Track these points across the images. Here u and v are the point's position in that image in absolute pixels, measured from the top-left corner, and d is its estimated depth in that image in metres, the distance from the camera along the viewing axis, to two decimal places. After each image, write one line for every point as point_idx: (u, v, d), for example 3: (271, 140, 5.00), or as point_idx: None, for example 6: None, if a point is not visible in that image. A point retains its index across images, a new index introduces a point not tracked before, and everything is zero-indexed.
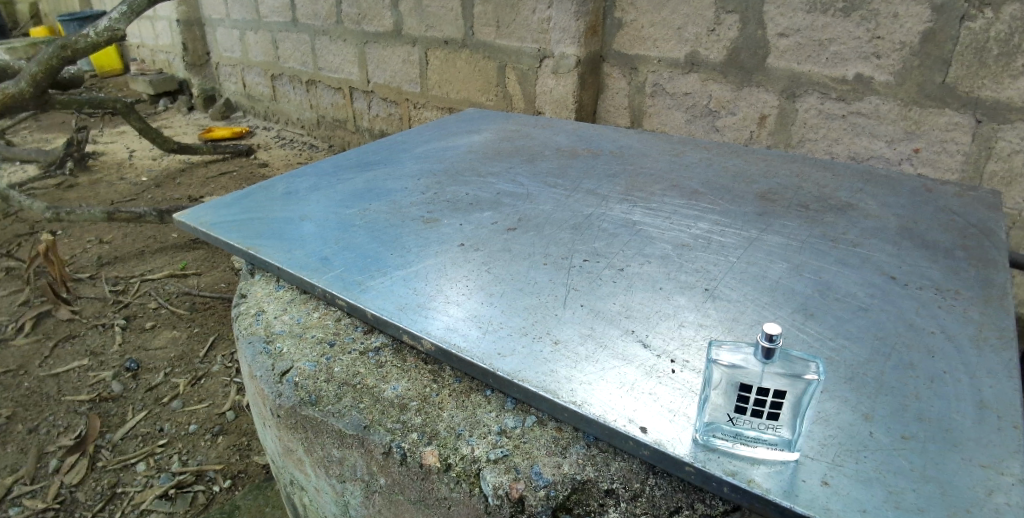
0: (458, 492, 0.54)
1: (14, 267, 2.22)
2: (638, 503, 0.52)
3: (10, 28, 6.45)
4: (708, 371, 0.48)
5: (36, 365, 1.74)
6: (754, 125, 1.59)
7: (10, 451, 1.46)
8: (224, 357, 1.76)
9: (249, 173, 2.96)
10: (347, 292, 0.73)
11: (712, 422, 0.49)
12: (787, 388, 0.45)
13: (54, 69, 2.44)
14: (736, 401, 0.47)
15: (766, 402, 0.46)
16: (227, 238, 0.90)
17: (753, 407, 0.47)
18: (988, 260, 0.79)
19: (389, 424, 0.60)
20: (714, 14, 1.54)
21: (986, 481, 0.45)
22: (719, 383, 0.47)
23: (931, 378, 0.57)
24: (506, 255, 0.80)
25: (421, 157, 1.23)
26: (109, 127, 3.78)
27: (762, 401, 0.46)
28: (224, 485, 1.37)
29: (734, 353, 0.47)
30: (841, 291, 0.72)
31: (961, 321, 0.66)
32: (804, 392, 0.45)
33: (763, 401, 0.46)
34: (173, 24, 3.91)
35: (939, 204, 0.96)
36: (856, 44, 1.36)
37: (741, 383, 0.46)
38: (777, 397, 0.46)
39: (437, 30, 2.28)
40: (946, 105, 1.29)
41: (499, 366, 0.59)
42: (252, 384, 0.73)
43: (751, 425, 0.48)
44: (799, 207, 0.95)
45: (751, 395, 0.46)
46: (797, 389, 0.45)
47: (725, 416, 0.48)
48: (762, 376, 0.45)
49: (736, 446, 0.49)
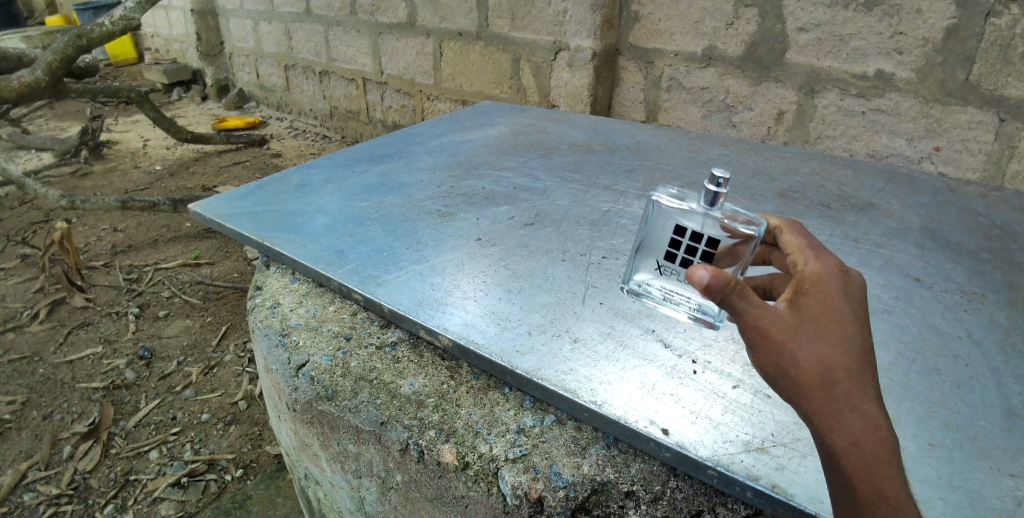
0: (475, 490, 0.54)
1: (29, 254, 2.24)
2: (659, 505, 0.51)
3: (25, 16, 6.51)
4: (648, 216, 0.55)
5: (50, 352, 1.76)
6: (771, 121, 1.56)
7: (25, 438, 1.48)
8: (236, 347, 1.78)
9: (262, 164, 2.97)
10: (363, 286, 0.73)
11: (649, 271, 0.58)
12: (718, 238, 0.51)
13: (69, 58, 2.46)
14: (668, 248, 0.55)
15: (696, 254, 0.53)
16: (243, 231, 0.90)
17: (682, 258, 0.54)
18: (1015, 264, 0.77)
19: (406, 421, 0.60)
20: (732, 8, 1.51)
21: (1015, 492, 0.45)
22: (659, 228, 0.55)
23: (958, 384, 0.56)
24: (523, 251, 0.79)
25: (436, 150, 1.22)
26: (124, 116, 3.80)
27: (694, 248, 0.53)
28: (236, 475, 1.38)
29: (676, 200, 0.52)
30: (864, 293, 0.70)
31: (987, 325, 0.65)
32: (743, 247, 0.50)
33: (693, 252, 0.53)
34: (187, 14, 3.91)
35: (963, 204, 0.94)
36: (877, 40, 1.33)
37: (678, 224, 0.53)
38: (711, 247, 0.52)
39: (451, 22, 2.26)
40: (968, 103, 1.26)
41: (517, 364, 0.59)
42: (268, 378, 0.73)
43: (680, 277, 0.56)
44: (820, 206, 0.94)
45: (683, 243, 0.53)
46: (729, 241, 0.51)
47: (655, 263, 0.57)
48: (703, 222, 0.51)
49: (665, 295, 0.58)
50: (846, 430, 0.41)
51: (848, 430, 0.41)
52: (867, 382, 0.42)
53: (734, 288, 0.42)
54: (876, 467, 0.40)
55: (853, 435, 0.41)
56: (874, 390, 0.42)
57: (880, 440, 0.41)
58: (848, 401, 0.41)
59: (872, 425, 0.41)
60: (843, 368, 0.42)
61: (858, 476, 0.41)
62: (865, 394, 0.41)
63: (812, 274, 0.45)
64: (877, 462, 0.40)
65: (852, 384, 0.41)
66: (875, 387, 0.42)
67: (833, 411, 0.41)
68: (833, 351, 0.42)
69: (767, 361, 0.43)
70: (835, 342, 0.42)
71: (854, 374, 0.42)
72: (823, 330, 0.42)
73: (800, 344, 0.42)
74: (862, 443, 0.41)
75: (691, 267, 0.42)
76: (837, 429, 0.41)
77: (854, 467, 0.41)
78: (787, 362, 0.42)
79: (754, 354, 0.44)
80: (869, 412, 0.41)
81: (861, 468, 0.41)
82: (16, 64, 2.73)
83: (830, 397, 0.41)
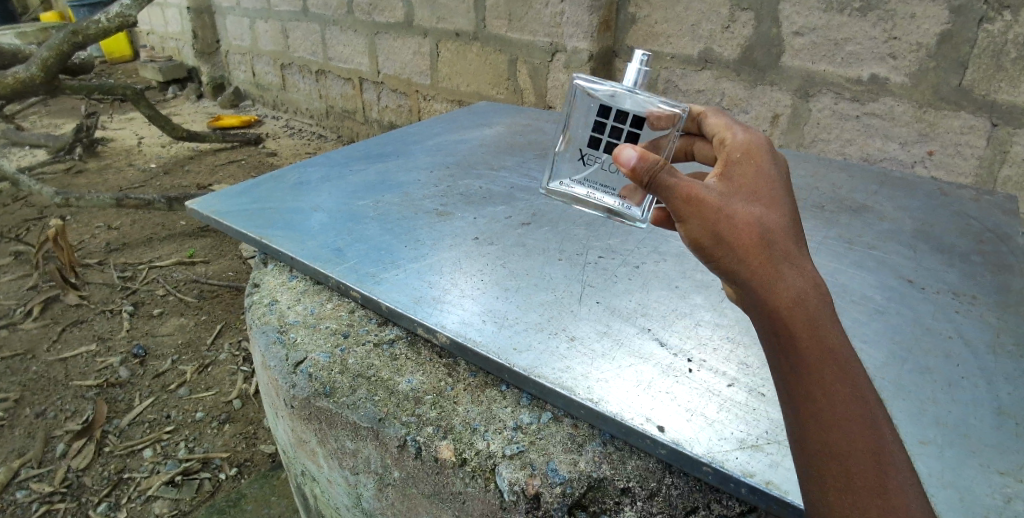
0: (473, 487, 0.54)
1: (23, 251, 2.23)
2: (654, 502, 0.52)
3: (20, 13, 6.48)
4: (575, 104, 0.66)
5: (44, 349, 1.76)
6: (766, 124, 1.57)
7: (18, 436, 1.47)
8: (231, 345, 1.77)
9: (258, 163, 2.96)
10: (361, 284, 0.73)
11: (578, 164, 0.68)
12: (639, 116, 0.62)
13: (65, 54, 2.45)
14: (593, 131, 0.65)
15: (618, 133, 0.63)
16: (240, 228, 0.90)
17: (606, 139, 0.64)
18: (1006, 266, 0.78)
19: (404, 418, 0.60)
20: (729, 12, 1.53)
21: (1004, 488, 0.46)
22: (585, 114, 0.65)
23: (949, 383, 0.57)
24: (521, 250, 0.80)
25: (433, 149, 1.23)
26: (118, 113, 3.78)
27: (619, 126, 0.63)
28: (230, 473, 1.38)
29: (601, 85, 0.64)
30: (857, 293, 0.71)
31: (978, 326, 0.65)
32: (660, 125, 0.61)
33: (616, 132, 0.63)
34: (183, 12, 3.90)
35: (955, 207, 0.95)
36: (871, 45, 1.35)
37: (601, 105, 0.64)
38: (632, 126, 0.62)
39: (448, 22, 2.27)
40: (961, 108, 1.28)
41: (515, 362, 0.59)
42: (266, 375, 0.73)
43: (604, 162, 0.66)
44: (814, 207, 0.95)
45: (607, 125, 0.64)
46: (647, 119, 0.61)
47: (579, 153, 0.67)
48: (627, 101, 0.62)
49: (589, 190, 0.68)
50: (787, 284, 0.41)
51: (789, 284, 0.41)
52: (797, 242, 0.43)
53: (655, 163, 0.45)
54: (816, 320, 0.40)
55: (794, 289, 0.41)
56: (805, 249, 0.43)
57: (817, 294, 0.41)
58: (784, 256, 0.42)
59: (808, 279, 0.41)
60: (774, 226, 0.42)
61: (800, 333, 0.40)
62: (796, 249, 0.42)
63: (741, 155, 0.49)
64: (817, 316, 0.40)
65: (784, 240, 0.42)
66: (805, 248, 0.43)
67: (772, 267, 0.41)
68: (763, 212, 0.43)
69: (700, 228, 0.43)
70: (762, 207, 0.44)
71: (784, 232, 0.43)
72: (749, 196, 0.44)
73: (731, 205, 0.43)
74: (803, 296, 0.41)
75: (619, 151, 0.47)
76: (779, 285, 0.41)
77: (797, 322, 0.40)
78: (723, 225, 0.42)
79: (687, 225, 0.44)
80: (806, 270, 0.42)
81: (802, 323, 0.40)
82: (11, 60, 2.71)
83: (767, 253, 0.41)
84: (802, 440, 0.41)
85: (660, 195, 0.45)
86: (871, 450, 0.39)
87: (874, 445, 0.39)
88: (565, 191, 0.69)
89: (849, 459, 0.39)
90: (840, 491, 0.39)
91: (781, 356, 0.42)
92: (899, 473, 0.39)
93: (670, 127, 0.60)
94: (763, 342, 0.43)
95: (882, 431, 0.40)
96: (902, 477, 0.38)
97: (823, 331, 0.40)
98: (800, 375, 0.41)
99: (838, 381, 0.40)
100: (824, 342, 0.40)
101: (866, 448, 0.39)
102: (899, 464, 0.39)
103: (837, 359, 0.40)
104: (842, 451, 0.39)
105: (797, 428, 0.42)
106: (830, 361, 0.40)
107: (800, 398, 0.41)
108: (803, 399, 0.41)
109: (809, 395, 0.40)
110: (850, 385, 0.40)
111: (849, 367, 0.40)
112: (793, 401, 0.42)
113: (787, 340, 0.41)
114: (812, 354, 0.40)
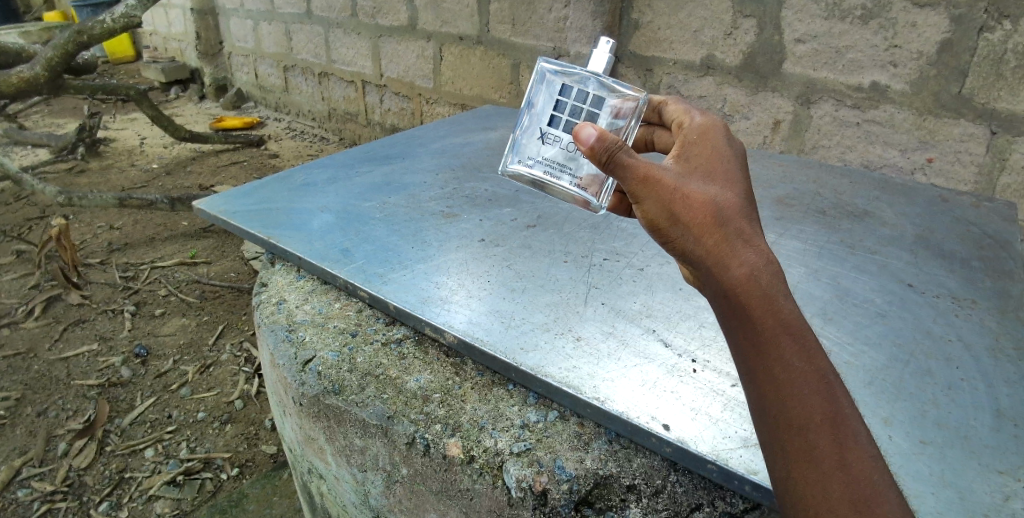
0: (481, 483, 0.55)
1: (24, 250, 2.23)
2: (659, 499, 0.53)
3: (23, 12, 6.50)
4: (536, 82, 0.64)
5: (46, 349, 1.76)
6: (768, 130, 1.58)
7: (20, 434, 1.48)
8: (233, 346, 1.78)
9: (260, 164, 2.97)
10: (368, 284, 0.74)
11: (538, 146, 0.65)
12: (600, 99, 0.61)
13: (69, 54, 2.46)
14: (553, 110, 0.63)
15: (579, 113, 0.61)
16: (248, 227, 0.91)
17: (566, 118, 0.62)
18: (1004, 271, 0.79)
19: (412, 415, 0.61)
20: (731, 19, 1.54)
21: (1003, 487, 0.47)
22: (546, 92, 0.63)
23: (949, 386, 0.58)
24: (527, 252, 0.81)
25: (438, 152, 1.24)
26: (121, 113, 3.79)
27: (583, 107, 0.61)
28: (232, 473, 1.38)
29: (563, 68, 0.62)
30: (858, 298, 0.72)
31: (978, 330, 0.66)
32: (621, 109, 0.60)
33: (577, 112, 0.61)
34: (186, 13, 3.91)
35: (955, 214, 0.96)
36: (872, 53, 1.36)
37: (563, 86, 0.62)
38: (592, 107, 0.61)
39: (452, 26, 2.28)
40: (961, 116, 1.29)
41: (522, 361, 0.60)
42: (274, 373, 0.74)
43: (566, 146, 0.63)
44: (815, 213, 0.96)
45: (567, 104, 0.62)
46: (609, 103, 0.60)
47: (538, 132, 0.65)
48: (591, 83, 0.61)
49: (548, 172, 0.65)
50: (740, 260, 0.42)
51: (742, 261, 0.42)
52: (751, 222, 0.44)
53: (615, 143, 0.47)
54: (771, 295, 0.41)
55: (748, 266, 0.42)
56: (759, 229, 0.44)
57: (770, 270, 0.42)
58: (738, 234, 0.43)
59: (762, 255, 0.43)
60: (727, 206, 0.44)
61: (755, 307, 0.41)
62: (749, 225, 0.44)
63: (698, 140, 0.52)
64: (771, 291, 0.42)
65: (737, 219, 0.44)
66: (759, 228, 0.45)
67: (726, 244, 0.43)
68: (717, 193, 0.45)
69: (656, 207, 0.45)
70: (717, 189, 0.46)
71: (738, 212, 0.44)
72: (704, 178, 0.46)
73: (686, 186, 0.45)
74: (756, 273, 0.42)
75: (579, 129, 0.48)
76: (733, 261, 0.42)
77: (751, 297, 0.41)
78: (679, 202, 0.44)
79: (644, 205, 0.46)
80: (760, 244, 0.43)
81: (757, 297, 0.41)
82: (15, 59, 2.72)
83: (721, 231, 0.43)
84: (765, 416, 0.42)
85: (619, 176, 0.47)
86: (830, 423, 0.39)
87: (834, 418, 0.39)
88: (522, 171, 0.66)
89: (811, 432, 0.39)
90: (804, 465, 0.40)
91: (738, 332, 0.42)
92: (858, 443, 0.39)
93: (630, 111, 0.60)
94: (722, 321, 0.44)
95: (841, 404, 0.40)
96: (863, 447, 0.39)
97: (778, 306, 0.41)
98: (756, 347, 0.42)
99: (796, 355, 0.41)
100: (779, 314, 0.41)
101: (826, 421, 0.39)
102: (860, 436, 0.39)
103: (794, 334, 0.41)
104: (802, 423, 0.40)
105: (759, 404, 0.42)
106: (787, 336, 0.41)
107: (759, 374, 0.42)
108: (762, 373, 0.41)
109: (767, 370, 0.41)
110: (807, 359, 0.41)
111: (805, 342, 0.41)
112: (752, 377, 0.42)
113: (743, 316, 0.42)
114: (767, 328, 0.41)
